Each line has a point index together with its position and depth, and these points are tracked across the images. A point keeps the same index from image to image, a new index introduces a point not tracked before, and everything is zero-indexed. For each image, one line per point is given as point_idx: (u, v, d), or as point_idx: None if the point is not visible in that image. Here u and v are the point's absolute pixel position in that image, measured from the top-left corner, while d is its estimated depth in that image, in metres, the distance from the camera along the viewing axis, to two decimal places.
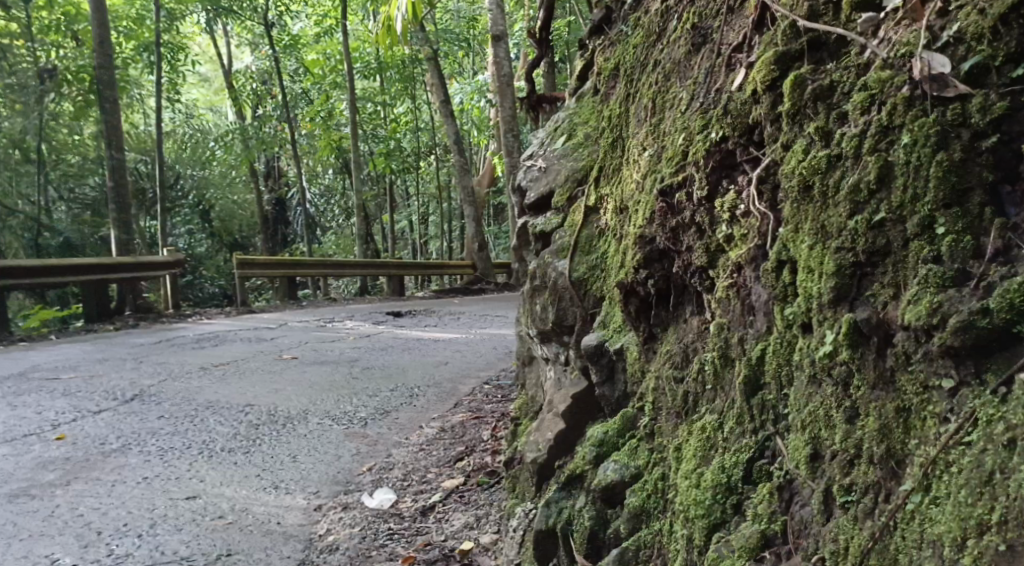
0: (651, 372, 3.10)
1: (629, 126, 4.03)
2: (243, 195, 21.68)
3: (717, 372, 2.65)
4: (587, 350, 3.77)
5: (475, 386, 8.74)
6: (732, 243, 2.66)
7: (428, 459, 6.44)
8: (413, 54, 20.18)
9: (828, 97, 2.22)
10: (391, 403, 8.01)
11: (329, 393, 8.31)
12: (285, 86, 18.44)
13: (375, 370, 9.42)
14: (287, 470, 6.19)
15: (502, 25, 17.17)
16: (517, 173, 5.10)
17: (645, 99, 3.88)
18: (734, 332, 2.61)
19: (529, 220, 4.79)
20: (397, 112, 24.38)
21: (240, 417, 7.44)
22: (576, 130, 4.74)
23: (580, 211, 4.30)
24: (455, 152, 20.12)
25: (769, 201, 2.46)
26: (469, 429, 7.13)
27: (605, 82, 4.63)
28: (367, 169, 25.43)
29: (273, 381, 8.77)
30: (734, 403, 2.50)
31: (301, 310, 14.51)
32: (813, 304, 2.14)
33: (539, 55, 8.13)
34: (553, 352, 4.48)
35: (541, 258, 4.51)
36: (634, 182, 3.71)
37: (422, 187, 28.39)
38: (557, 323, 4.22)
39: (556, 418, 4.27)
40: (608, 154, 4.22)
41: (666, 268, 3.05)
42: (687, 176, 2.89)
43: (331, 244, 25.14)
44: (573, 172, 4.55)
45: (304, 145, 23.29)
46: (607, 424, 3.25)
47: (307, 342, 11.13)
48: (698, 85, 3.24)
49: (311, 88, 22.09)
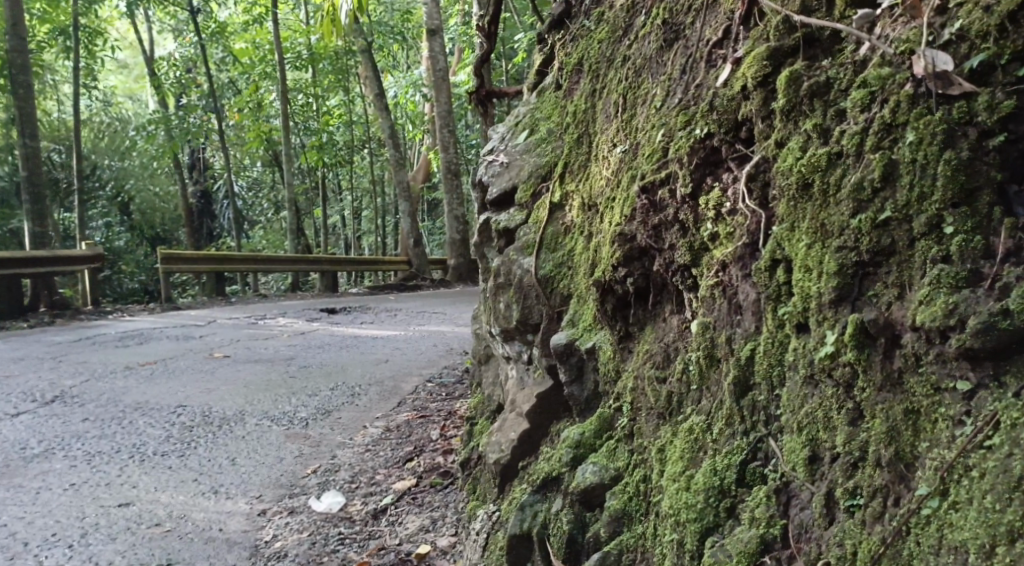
0: (628, 371, 3.06)
1: (597, 123, 4.00)
2: (165, 187, 21.00)
3: (702, 373, 2.62)
4: (555, 349, 3.72)
5: (418, 385, 8.60)
6: (717, 241, 2.65)
7: (376, 460, 6.28)
8: (346, 45, 19.88)
9: (824, 94, 2.19)
10: (334, 403, 7.82)
11: (268, 392, 8.07)
12: (210, 74, 17.92)
13: (314, 368, 9.19)
14: (226, 473, 5.96)
15: (438, 19, 17.06)
16: (477, 168, 5.03)
17: (614, 95, 3.85)
18: (720, 331, 2.58)
19: (491, 216, 4.71)
20: (330, 104, 23.98)
21: (172, 419, 7.16)
22: (538, 125, 4.69)
23: (545, 208, 4.27)
24: (389, 147, 19.85)
25: (758, 199, 2.45)
26: (416, 429, 7.00)
27: (567, 76, 4.59)
28: (298, 162, 24.93)
29: (207, 381, 8.47)
30: (723, 405, 2.47)
31: (230, 307, 14.09)
32: (809, 304, 2.12)
33: (487, 50, 8.05)
34: (515, 350, 4.44)
35: (504, 255, 4.45)
36: (605, 179, 3.68)
37: (355, 182, 27.98)
38: (521, 321, 4.17)
39: (520, 418, 4.21)
40: (575, 150, 4.19)
41: (646, 266, 3.01)
42: (669, 173, 2.86)
43: (260, 239, 24.55)
44: (537, 168, 4.50)
45: (231, 136, 22.68)
46: (583, 426, 3.20)
47: (241, 340, 10.80)
48: (675, 82, 3.22)
49: (239, 78, 21.53)
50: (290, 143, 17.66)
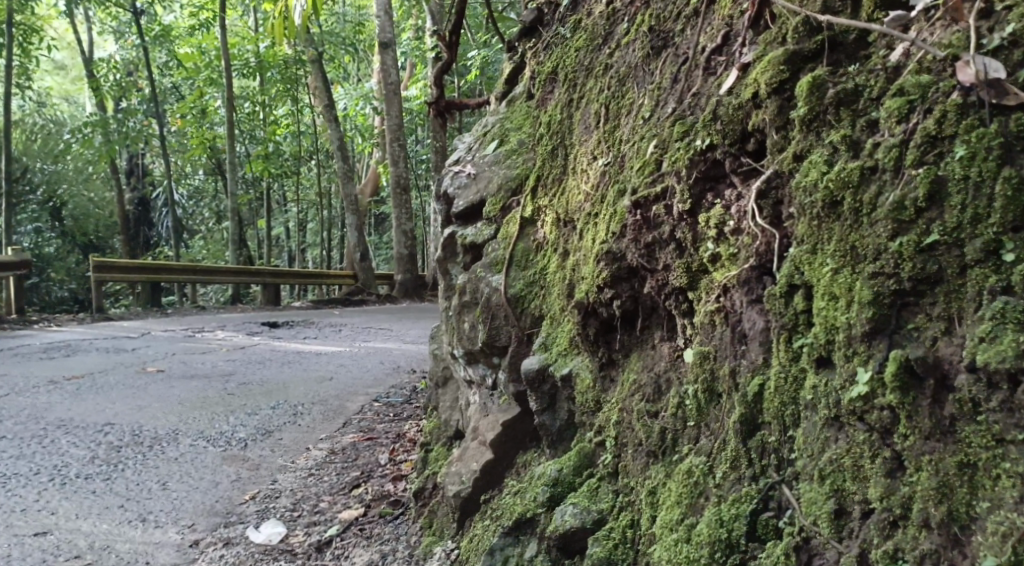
0: (613, 402, 2.81)
1: (576, 133, 3.76)
2: (101, 193, 20.14)
3: (700, 408, 2.38)
4: (526, 374, 3.44)
5: (364, 404, 8.21)
6: (719, 263, 2.41)
7: (320, 486, 5.90)
8: (296, 55, 19.39)
9: (853, 103, 1.97)
10: (274, 422, 7.39)
11: (203, 410, 7.60)
12: (152, 78, 17.24)
13: (254, 386, 8.73)
14: (155, 499, 5.51)
15: (390, 32, 16.70)
16: (441, 179, 4.74)
17: (594, 105, 3.62)
18: (722, 363, 2.34)
19: (456, 231, 4.43)
20: (277, 114, 23.34)
21: (98, 438, 6.66)
22: (508, 135, 4.44)
23: (515, 223, 4.01)
24: (337, 159, 19.38)
25: (769, 215, 2.21)
26: (362, 452, 6.63)
27: (541, 85, 4.35)
28: (242, 171, 24.24)
29: (137, 397, 7.95)
30: (727, 445, 2.21)
31: (166, 319, 13.46)
32: (835, 338, 1.89)
33: (447, 60, 7.77)
34: (479, 374, 4.16)
35: (470, 272, 4.17)
36: (584, 194, 3.43)
37: (301, 193, 27.34)
38: (487, 344, 3.89)
39: (482, 447, 3.92)
40: (548, 162, 3.95)
41: (634, 287, 2.77)
42: (665, 186, 2.62)
43: (199, 249, 23.75)
44: (507, 181, 4.24)
45: (173, 142, 21.94)
46: (560, 462, 2.92)
47: (176, 354, 10.26)
48: (667, 92, 3.00)
49: (183, 83, 20.85)
50: (235, 152, 17.06)
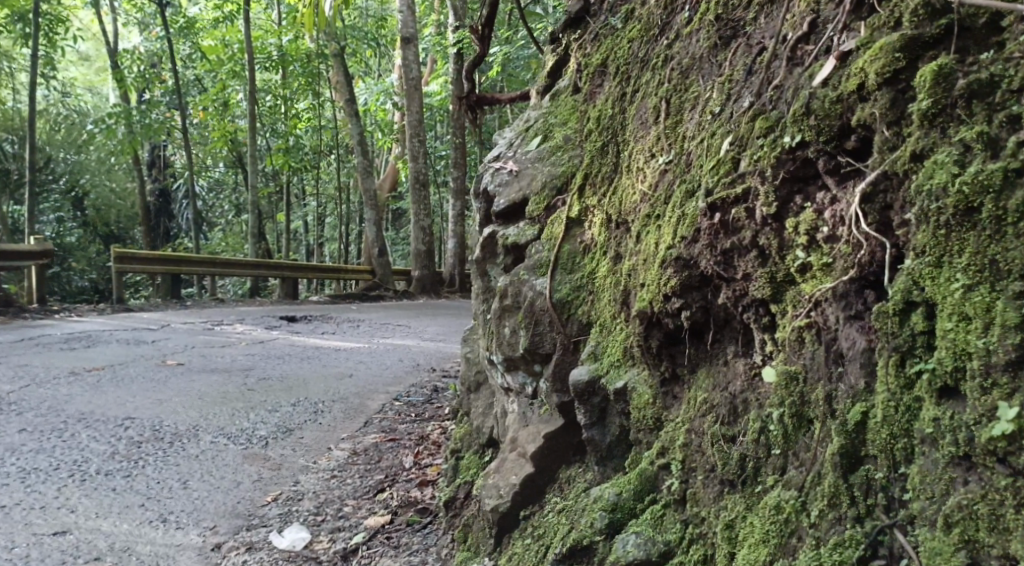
0: (679, 421, 2.57)
1: (630, 128, 3.52)
2: (123, 184, 20.00)
3: (787, 435, 2.14)
4: (576, 386, 3.20)
5: (384, 403, 7.99)
6: (808, 273, 2.17)
7: (344, 489, 5.69)
8: (319, 48, 19.16)
9: (987, 95, 1.72)
10: (295, 420, 7.16)
11: (223, 406, 7.41)
12: (176, 70, 17.05)
13: (272, 382, 8.52)
14: (176, 499, 5.31)
15: (413, 28, 16.45)
16: (480, 176, 4.51)
17: (652, 98, 3.38)
18: (816, 386, 2.09)
19: (497, 230, 4.20)
20: (299, 108, 23.16)
21: (118, 433, 6.47)
22: (553, 130, 4.20)
23: (560, 223, 3.78)
24: (357, 153, 19.17)
25: (875, 221, 1.97)
26: (385, 454, 6.41)
27: (589, 79, 4.12)
28: (263, 164, 24.04)
29: (157, 392, 7.77)
30: (823, 479, 1.97)
31: (185, 311, 13.28)
32: (966, 365, 1.65)
33: (479, 54, 7.56)
34: (518, 382, 3.92)
35: (512, 274, 3.92)
36: (640, 195, 3.19)
37: (321, 186, 27.17)
38: (528, 350, 3.64)
39: (521, 460, 3.70)
40: (597, 160, 3.73)
41: (707, 297, 2.53)
42: (746, 187, 2.36)
43: (218, 241, 23.61)
44: (552, 179, 4.00)
45: (193, 134, 21.81)
46: (618, 485, 2.67)
47: (195, 347, 10.08)
48: (740, 84, 2.75)
49: (206, 75, 20.68)
50: (256, 145, 16.85)
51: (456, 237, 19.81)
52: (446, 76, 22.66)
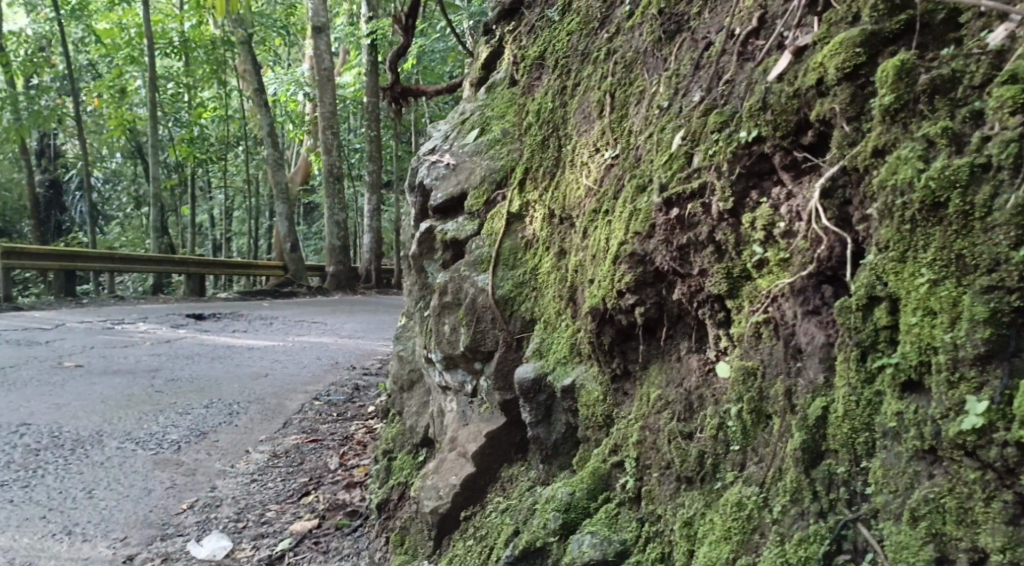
0: (633, 419, 2.56)
1: (572, 122, 3.59)
2: (8, 174, 18.84)
3: (745, 431, 2.13)
4: (521, 384, 3.26)
5: (304, 402, 7.76)
6: (765, 268, 2.18)
7: (266, 493, 5.49)
8: (224, 35, 18.50)
9: (949, 90, 1.74)
10: (208, 423, 6.88)
11: (130, 410, 7.05)
12: (68, 54, 16.09)
13: (182, 383, 8.18)
14: (81, 510, 5.02)
15: (324, 17, 16.05)
16: (416, 170, 4.52)
17: (595, 94, 3.43)
18: (774, 380, 2.09)
19: (435, 225, 4.20)
20: (203, 97, 22.30)
21: (13, 441, 6.09)
22: (490, 123, 4.25)
23: (501, 218, 3.84)
24: (267, 145, 18.60)
25: (835, 216, 1.98)
26: (308, 455, 6.23)
27: (526, 72, 4.19)
28: (165, 155, 23.05)
29: (55, 396, 7.34)
30: (785, 474, 1.97)
31: (83, 310, 12.64)
32: (932, 359, 1.67)
33: (402, 44, 7.44)
34: (457, 380, 3.89)
35: (452, 270, 3.96)
36: (585, 189, 3.28)
37: (227, 179, 26.31)
38: (470, 349, 3.69)
39: (461, 460, 3.64)
40: (538, 154, 3.80)
41: (660, 293, 2.51)
42: (702, 182, 2.35)
43: (116, 236, 22.55)
44: (491, 173, 4.05)
45: (88, 123, 20.75)
46: (570, 484, 2.64)
47: (96, 347, 9.59)
48: (688, 79, 2.77)
49: (100, 60, 19.69)
50: (156, 134, 16.14)
51: (372, 232, 19.49)
52: (359, 68, 22.26)
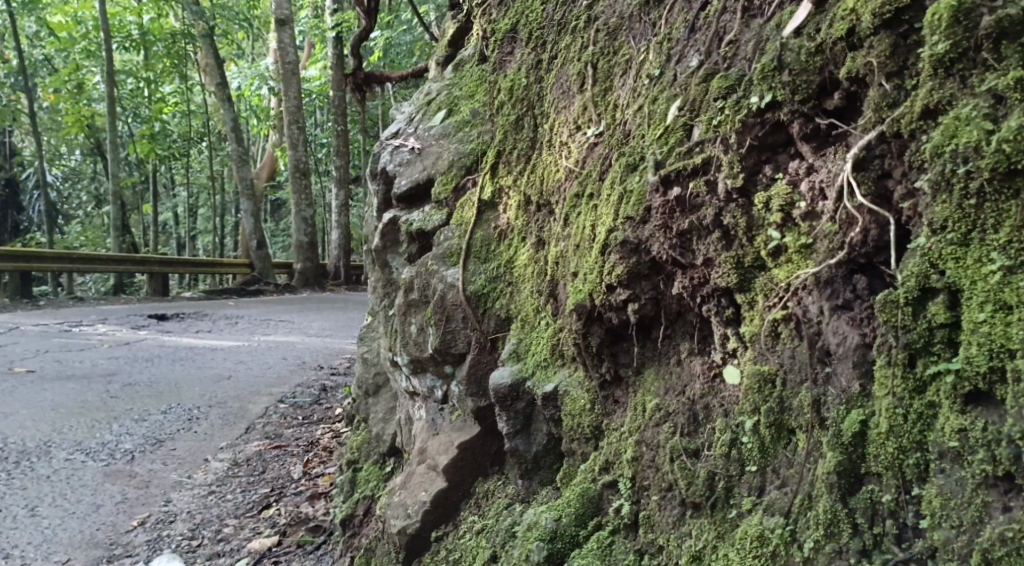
0: (628, 433, 2.23)
1: (549, 99, 3.26)
2: None
3: (763, 450, 1.80)
4: (497, 391, 2.94)
5: (267, 406, 7.35)
6: (782, 257, 1.84)
7: (224, 506, 5.09)
8: (185, 27, 17.84)
9: (1020, 34, 1.46)
10: (165, 430, 6.44)
11: (81, 418, 6.58)
12: (20, 48, 15.29)
13: (139, 387, 7.73)
14: (21, 530, 4.56)
15: (287, 9, 15.54)
16: (378, 156, 4.15)
17: (574, 66, 3.10)
18: (796, 389, 1.76)
19: (399, 215, 3.84)
20: (164, 92, 21.58)
21: None
22: (458, 104, 3.91)
23: (472, 207, 3.51)
24: (230, 141, 18.00)
25: (871, 192, 1.66)
26: (271, 464, 5.84)
27: (497, 46, 3.84)
28: (125, 152, 22.24)
29: (1, 404, 6.84)
30: (815, 504, 1.64)
31: (38, 312, 12.06)
32: (1009, 365, 1.39)
33: (365, 28, 7.05)
34: (426, 385, 3.55)
35: (419, 264, 3.60)
36: (567, 172, 2.96)
37: (191, 177, 25.59)
38: (438, 351, 3.34)
39: (430, 473, 3.30)
40: (511, 136, 3.47)
41: (657, 286, 2.18)
42: (705, 157, 2.02)
43: (76, 236, 21.75)
44: (459, 157, 3.70)
45: (43, 119, 19.90)
46: (557, 508, 2.29)
47: (50, 351, 9.07)
48: (682, 43, 2.44)
49: (56, 55, 18.93)
50: (115, 131, 15.49)
51: (340, 229, 19.02)
52: (324, 61, 21.71)
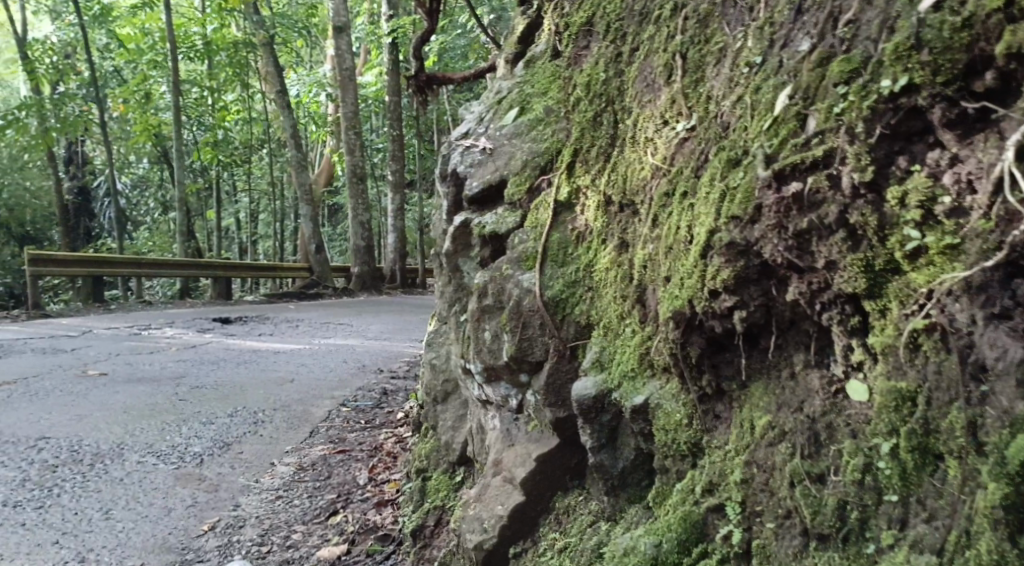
0: (736, 451, 2.04)
1: (631, 93, 3.08)
2: (41, 182, 17.48)
3: (904, 476, 1.60)
4: (580, 402, 2.75)
5: (330, 410, 7.28)
6: (921, 260, 1.64)
7: (292, 512, 5.00)
8: (248, 36, 17.97)
9: None
10: (232, 433, 6.41)
11: (151, 420, 6.60)
12: (91, 59, 15.56)
13: (205, 390, 7.74)
14: (96, 533, 4.53)
15: (345, 16, 15.54)
16: (447, 157, 4.01)
17: (659, 58, 2.91)
18: (944, 407, 1.56)
19: (471, 218, 3.70)
20: (227, 100, 21.84)
21: (31, 456, 5.63)
22: (530, 101, 3.74)
23: (547, 208, 3.34)
24: (290, 147, 18.12)
25: None
26: (336, 469, 5.75)
27: (571, 41, 3.68)
28: (190, 159, 22.66)
29: (74, 407, 6.89)
30: (974, 541, 1.44)
31: (108, 317, 12.26)
32: None
33: (427, 29, 6.93)
34: (501, 394, 3.40)
35: (493, 268, 3.45)
36: (653, 169, 2.78)
37: (253, 182, 25.95)
38: (515, 358, 3.19)
39: (508, 487, 3.15)
40: (589, 133, 3.30)
41: (769, 292, 1.98)
42: (828, 149, 1.81)
43: (143, 241, 22.15)
44: (534, 156, 3.54)
45: (113, 129, 20.37)
46: (657, 532, 2.10)
47: (121, 354, 9.19)
48: (787, 26, 2.24)
49: (126, 66, 19.34)
50: (180, 139, 15.68)
51: (397, 232, 19.08)
52: (380, 66, 21.81)
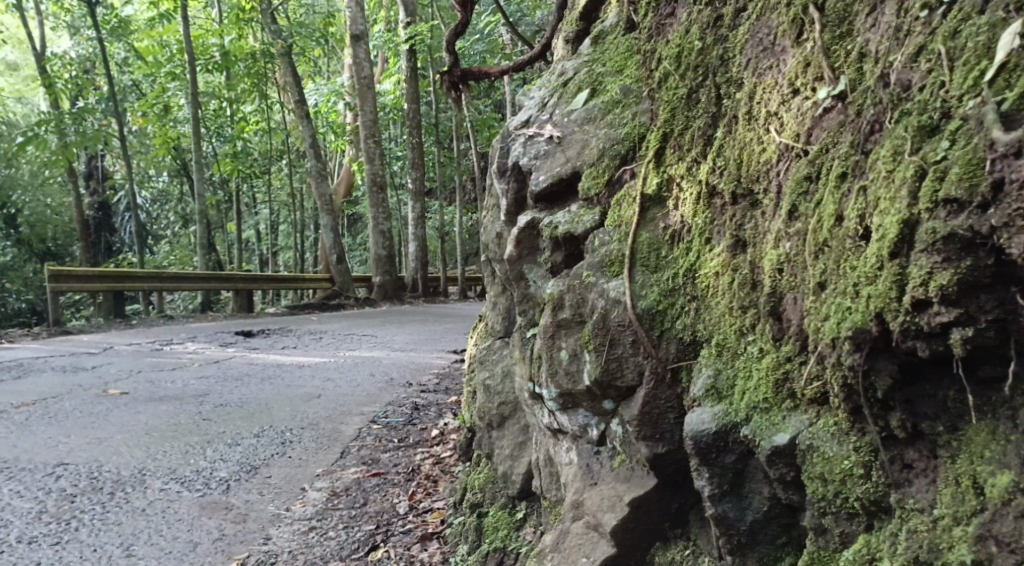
0: (959, 517, 1.52)
1: (740, 61, 2.55)
2: (61, 199, 17.17)
3: None
4: (693, 438, 2.20)
5: (361, 427, 6.77)
6: None
7: (328, 545, 4.47)
8: (267, 47, 17.49)
9: None
10: (259, 456, 5.90)
11: (175, 443, 6.12)
12: (111, 75, 15.17)
13: (230, 408, 7.26)
14: None
15: (362, 23, 15.01)
16: (506, 148, 3.52)
17: (783, 14, 2.38)
18: None
19: (539, 217, 3.19)
20: (247, 112, 21.43)
21: (49, 484, 5.16)
22: (604, 82, 3.23)
23: (632, 203, 2.81)
24: (309, 157, 17.67)
25: None
26: (372, 495, 5.24)
27: (651, 9, 3.14)
28: (210, 171, 22.33)
29: (93, 429, 6.43)
30: None
31: (130, 331, 11.86)
32: None
33: (462, 21, 6.42)
34: (578, 423, 2.86)
35: (570, 275, 2.92)
36: (783, 149, 2.25)
37: (273, 193, 25.62)
38: (600, 380, 2.64)
39: (597, 536, 2.60)
40: (683, 111, 2.76)
41: (1006, 301, 1.47)
42: None
43: (164, 254, 21.85)
44: (613, 144, 3.02)
45: (132, 143, 20.06)
46: None
47: (143, 372, 8.74)
48: None
49: (145, 80, 18.97)
50: (199, 150, 15.24)
51: (417, 241, 18.63)
52: (398, 74, 21.34)
